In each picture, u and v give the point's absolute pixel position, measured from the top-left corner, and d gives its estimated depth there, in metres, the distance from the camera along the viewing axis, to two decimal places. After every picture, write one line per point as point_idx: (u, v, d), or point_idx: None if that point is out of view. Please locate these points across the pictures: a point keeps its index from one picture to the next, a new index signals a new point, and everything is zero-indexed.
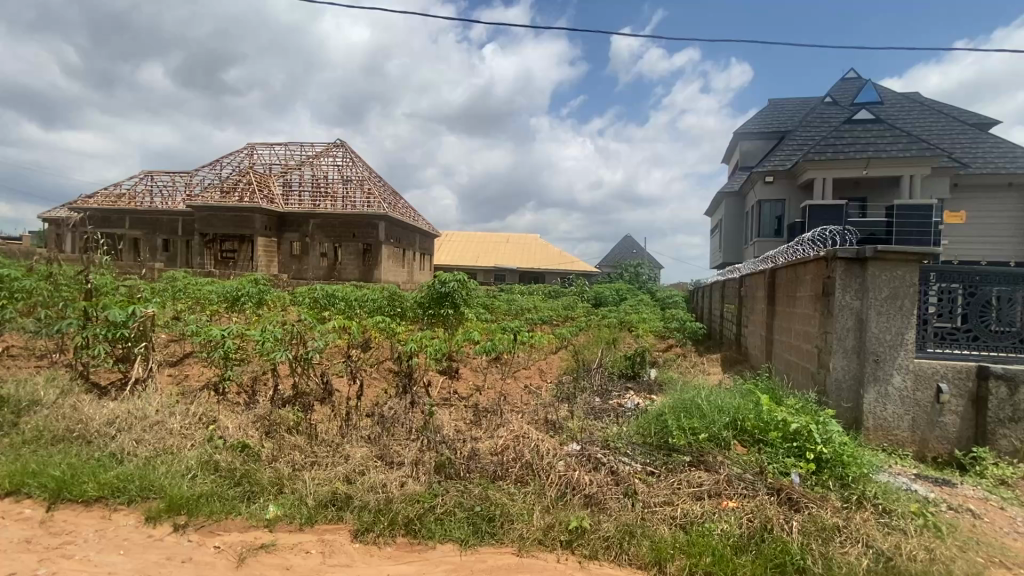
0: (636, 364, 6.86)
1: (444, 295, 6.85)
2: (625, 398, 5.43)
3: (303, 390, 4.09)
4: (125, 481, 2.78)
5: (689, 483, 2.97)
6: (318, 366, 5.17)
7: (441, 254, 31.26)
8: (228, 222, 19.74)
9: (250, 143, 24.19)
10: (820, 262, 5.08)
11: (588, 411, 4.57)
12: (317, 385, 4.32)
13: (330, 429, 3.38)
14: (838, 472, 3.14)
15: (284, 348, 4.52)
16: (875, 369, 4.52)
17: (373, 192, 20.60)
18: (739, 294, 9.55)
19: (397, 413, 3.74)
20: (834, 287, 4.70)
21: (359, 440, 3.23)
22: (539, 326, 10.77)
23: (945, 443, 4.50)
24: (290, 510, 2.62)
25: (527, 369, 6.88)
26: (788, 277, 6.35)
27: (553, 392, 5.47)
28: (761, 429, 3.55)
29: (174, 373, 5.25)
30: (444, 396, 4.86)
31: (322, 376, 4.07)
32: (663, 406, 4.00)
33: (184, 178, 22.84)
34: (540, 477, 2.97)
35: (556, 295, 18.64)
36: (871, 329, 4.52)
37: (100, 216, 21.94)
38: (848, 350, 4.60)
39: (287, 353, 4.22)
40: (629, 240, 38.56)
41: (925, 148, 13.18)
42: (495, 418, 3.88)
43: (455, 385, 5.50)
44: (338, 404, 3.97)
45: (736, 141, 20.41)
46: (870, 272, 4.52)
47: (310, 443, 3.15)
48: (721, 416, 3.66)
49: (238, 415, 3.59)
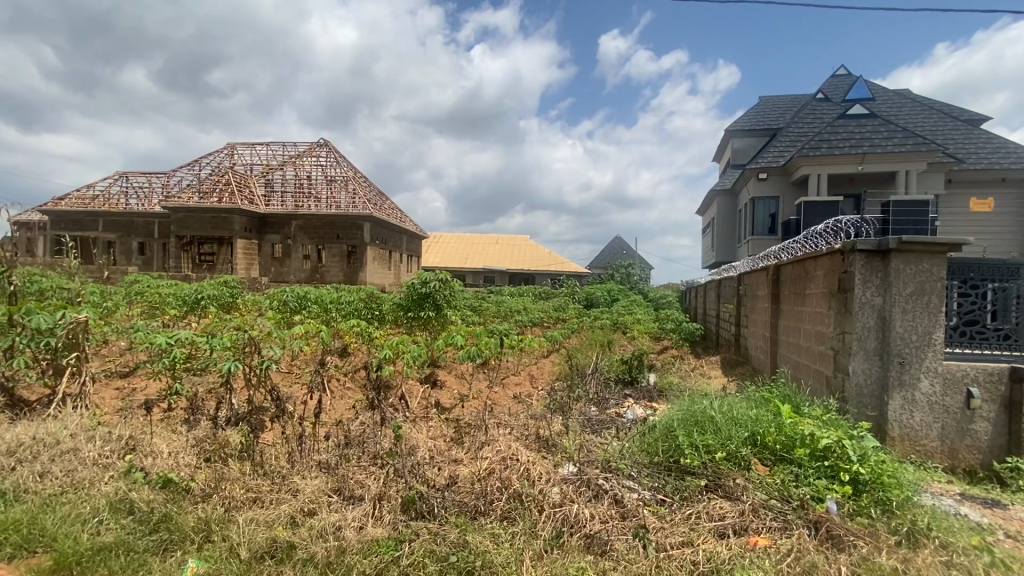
0: (633, 369, 6.38)
1: (425, 296, 6.11)
2: (623, 407, 5.00)
3: (258, 406, 3.57)
4: (8, 530, 2.23)
5: (709, 517, 2.52)
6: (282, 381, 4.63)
7: (429, 256, 30.74)
8: (206, 223, 18.97)
9: (230, 143, 23.46)
10: (834, 256, 4.66)
11: (584, 426, 4.15)
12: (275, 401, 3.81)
13: (281, 454, 2.86)
14: (880, 498, 2.70)
15: (237, 358, 3.98)
16: (900, 373, 4.08)
17: (357, 192, 20.02)
18: (736, 293, 9.13)
19: (366, 432, 3.26)
20: (853, 282, 4.25)
21: (313, 470, 2.72)
22: (529, 328, 10.32)
23: (977, 453, 4.08)
24: (216, 566, 2.09)
25: (516, 375, 6.34)
26: (795, 273, 5.93)
27: (545, 402, 5.00)
28: (783, 445, 3.09)
29: (122, 388, 4.70)
30: (423, 408, 4.40)
31: (277, 391, 3.55)
32: (669, 419, 3.55)
33: (161, 179, 22.05)
34: (531, 513, 2.51)
35: (546, 296, 18.17)
36: (895, 329, 4.09)
37: (71, 219, 21.03)
38: (870, 352, 4.16)
39: (239, 364, 3.75)
40: (619, 241, 38.44)
41: (921, 142, 12.92)
42: (479, 435, 3.44)
43: (436, 396, 4.97)
44: (297, 423, 3.47)
45: (727, 138, 20.15)
46: (894, 265, 4.09)
47: (253, 476, 2.63)
48: (735, 429, 3.22)
49: (174, 439, 3.06)
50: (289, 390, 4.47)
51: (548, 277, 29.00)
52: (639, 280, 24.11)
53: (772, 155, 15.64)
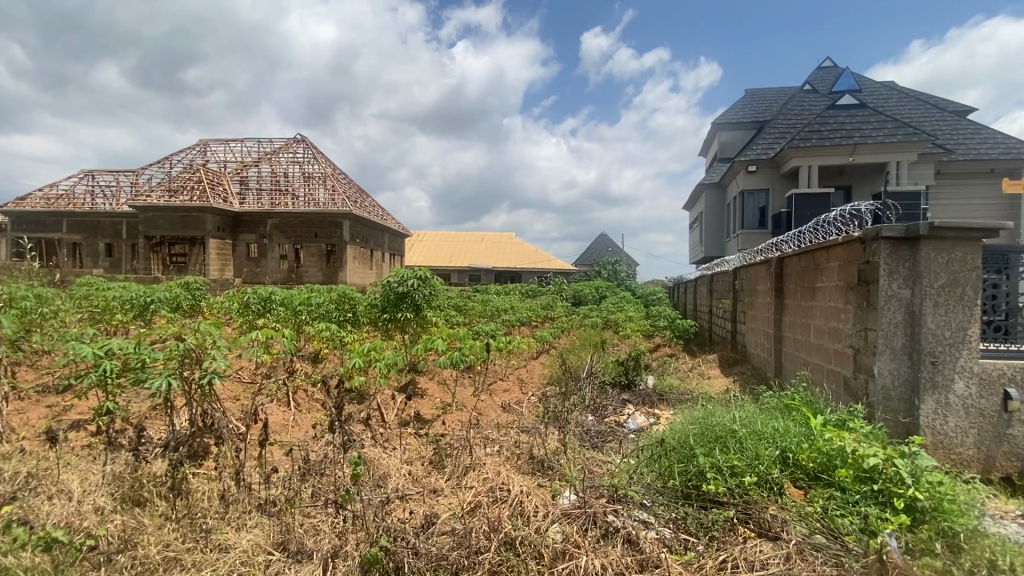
0: (630, 371, 5.87)
1: (403, 296, 5.53)
2: (623, 416, 4.54)
3: (196, 432, 2.98)
4: None
5: (747, 566, 2.08)
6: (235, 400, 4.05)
7: (413, 255, 30.04)
8: (176, 223, 18.06)
9: (202, 140, 22.50)
10: (853, 245, 4.24)
11: (583, 440, 3.70)
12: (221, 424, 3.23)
13: (214, 503, 2.33)
14: (944, 529, 2.27)
15: (175, 373, 3.36)
16: (932, 374, 3.67)
17: (336, 189, 19.29)
18: (732, 288, 8.72)
19: (325, 460, 2.74)
20: (877, 273, 3.84)
21: (256, 524, 2.20)
22: (516, 327, 9.83)
23: (1017, 460, 3.68)
24: None
25: (504, 380, 5.83)
26: (802, 266, 5.52)
27: (537, 411, 4.53)
28: (819, 464, 2.65)
29: (54, 406, 4.10)
30: (398, 425, 3.87)
31: (216, 415, 2.96)
32: (683, 431, 3.08)
33: (129, 177, 21.06)
34: (527, 568, 2.05)
35: (533, 295, 17.70)
36: (926, 324, 3.67)
37: (33, 220, 19.93)
38: (897, 351, 3.75)
39: (174, 380, 3.15)
40: (605, 238, 38.15)
41: (912, 133, 12.70)
42: (464, 460, 2.97)
43: (414, 408, 4.45)
44: (242, 452, 2.90)
45: (714, 131, 19.84)
46: (923, 254, 3.68)
47: (177, 538, 2.09)
48: (760, 444, 2.78)
49: (86, 482, 2.49)
50: (241, 408, 3.89)
51: (535, 275, 28.52)
52: (626, 277, 23.76)
53: (761, 148, 15.36)
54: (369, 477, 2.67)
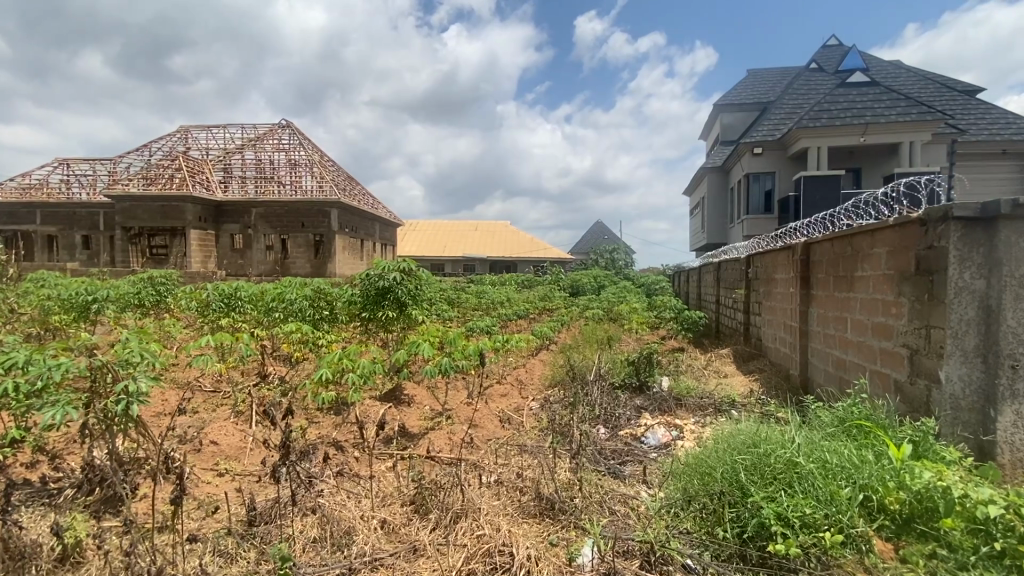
0: (641, 371, 5.15)
1: (384, 292, 4.86)
2: (640, 428, 3.95)
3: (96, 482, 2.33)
4: None
5: None
6: (177, 429, 3.43)
7: (406, 245, 29.33)
8: (155, 213, 17.23)
9: (183, 126, 21.54)
10: (908, 229, 3.62)
11: (598, 464, 3.12)
12: (137, 460, 2.57)
13: None
14: None
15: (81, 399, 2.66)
16: (1012, 380, 3.04)
17: (324, 176, 18.51)
18: (744, 276, 8.12)
19: (277, 523, 2.15)
20: (944, 261, 3.21)
21: None
22: (513, 321, 9.22)
23: None
24: None
25: (501, 384, 5.21)
26: (834, 252, 4.90)
27: (540, 423, 3.97)
28: (909, 509, 2.07)
29: None
30: (378, 451, 3.24)
31: (120, 463, 2.29)
32: (721, 456, 2.51)
33: (107, 166, 20.13)
34: None
35: (529, 285, 17.13)
36: (1006, 322, 3.03)
37: (5, 212, 19.01)
38: (969, 353, 3.12)
39: (70, 411, 2.47)
40: (602, 226, 37.56)
41: (926, 111, 12.06)
42: (455, 499, 2.37)
43: (400, 421, 3.85)
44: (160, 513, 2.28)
45: (715, 113, 19.11)
46: (1003, 237, 3.04)
47: None
48: (832, 481, 2.18)
49: None
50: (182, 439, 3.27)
51: (531, 264, 27.84)
52: (624, 265, 23.20)
53: (766, 129, 14.70)
54: (325, 547, 2.08)
